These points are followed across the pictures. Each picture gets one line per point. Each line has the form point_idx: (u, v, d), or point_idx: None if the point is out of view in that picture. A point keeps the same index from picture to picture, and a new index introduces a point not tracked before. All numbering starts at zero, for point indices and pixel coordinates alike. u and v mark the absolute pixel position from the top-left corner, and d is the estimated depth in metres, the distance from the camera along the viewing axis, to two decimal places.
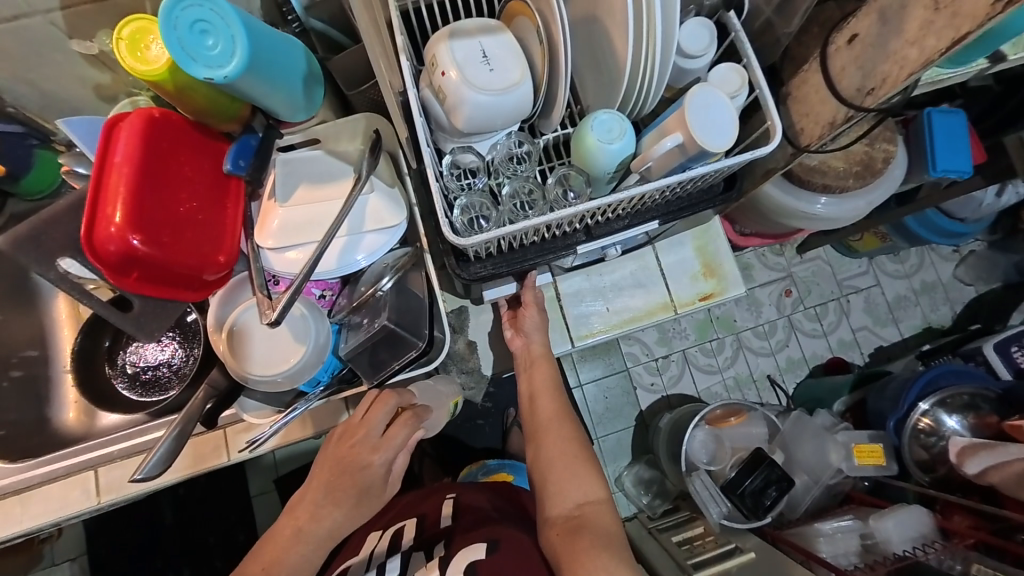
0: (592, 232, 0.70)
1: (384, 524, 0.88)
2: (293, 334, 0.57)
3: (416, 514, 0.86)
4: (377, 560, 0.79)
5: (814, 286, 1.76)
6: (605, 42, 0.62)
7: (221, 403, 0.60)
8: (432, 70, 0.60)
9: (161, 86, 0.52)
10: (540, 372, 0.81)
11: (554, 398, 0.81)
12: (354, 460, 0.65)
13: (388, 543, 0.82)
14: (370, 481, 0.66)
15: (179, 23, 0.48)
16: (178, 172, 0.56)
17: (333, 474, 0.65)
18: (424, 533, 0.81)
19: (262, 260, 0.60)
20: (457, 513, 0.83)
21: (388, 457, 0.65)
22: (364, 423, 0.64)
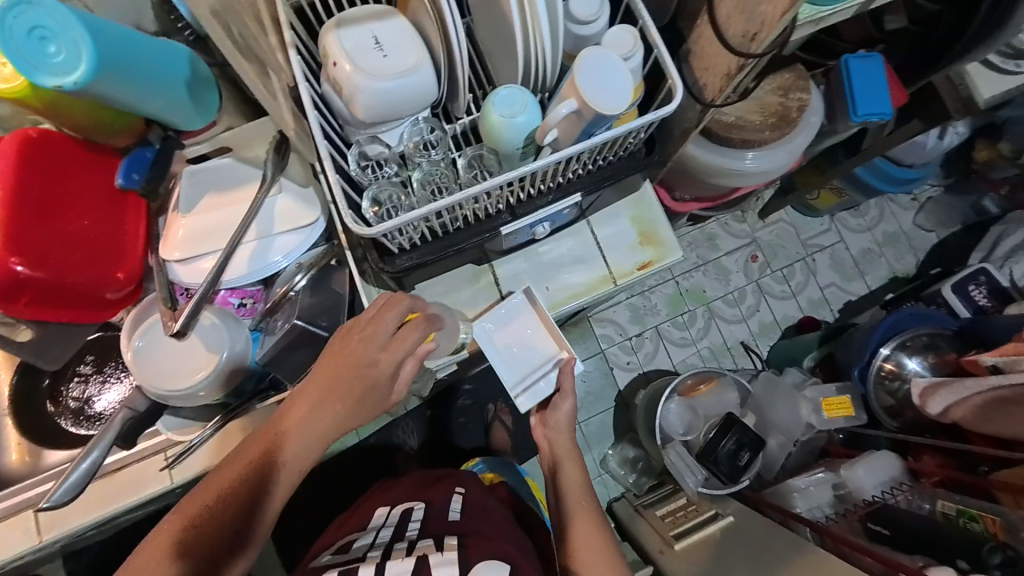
0: (516, 211, 0.70)
1: (391, 500, 0.88)
2: (205, 344, 0.58)
3: (422, 498, 0.85)
4: (384, 538, 0.76)
5: (779, 249, 1.78)
6: (498, 16, 0.61)
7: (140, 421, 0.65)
8: (325, 63, 0.59)
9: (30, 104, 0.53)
10: (570, 463, 0.80)
11: (585, 492, 0.78)
12: (363, 356, 0.59)
13: (392, 526, 0.79)
14: (381, 381, 0.60)
15: (15, 33, 0.46)
16: (70, 193, 0.66)
17: (338, 369, 0.59)
18: (429, 518, 0.79)
19: (170, 273, 0.61)
20: (465, 515, 0.80)
21: (397, 354, 0.59)
22: (374, 320, 0.59)
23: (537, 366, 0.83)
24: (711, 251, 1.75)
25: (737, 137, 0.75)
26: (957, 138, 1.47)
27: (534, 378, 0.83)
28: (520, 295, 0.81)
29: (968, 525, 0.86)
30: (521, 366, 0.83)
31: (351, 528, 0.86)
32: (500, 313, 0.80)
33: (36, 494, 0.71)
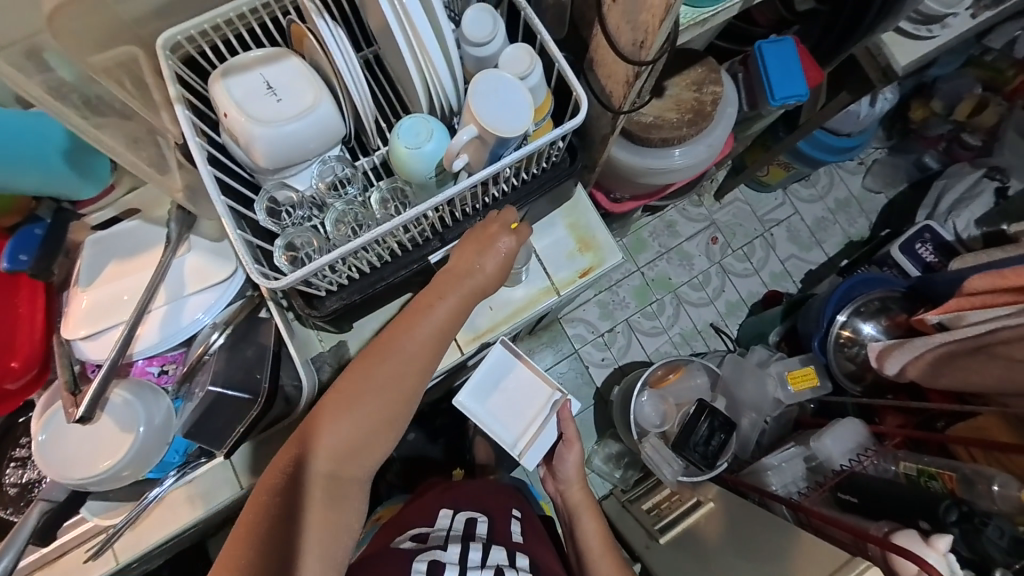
0: (444, 236, 0.69)
1: (454, 504, 0.88)
2: (119, 423, 0.57)
3: (484, 510, 0.87)
4: (460, 540, 0.77)
5: (737, 228, 1.81)
6: (392, 47, 0.60)
7: (63, 511, 0.62)
8: (218, 115, 0.58)
9: None
10: (586, 517, 0.88)
11: (607, 539, 0.85)
12: (480, 248, 0.63)
13: (463, 528, 0.81)
14: (496, 272, 0.64)
15: None
16: None
17: (471, 249, 0.63)
18: (497, 535, 0.82)
19: (76, 351, 0.59)
20: (526, 540, 0.84)
21: (513, 240, 0.64)
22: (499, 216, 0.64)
23: (535, 418, 0.89)
24: (671, 237, 1.77)
25: (656, 137, 0.75)
26: (887, 104, 1.51)
27: (535, 431, 0.89)
28: (500, 347, 0.87)
29: (927, 483, 0.89)
30: (519, 423, 0.89)
31: (415, 520, 0.85)
32: (487, 377, 0.88)
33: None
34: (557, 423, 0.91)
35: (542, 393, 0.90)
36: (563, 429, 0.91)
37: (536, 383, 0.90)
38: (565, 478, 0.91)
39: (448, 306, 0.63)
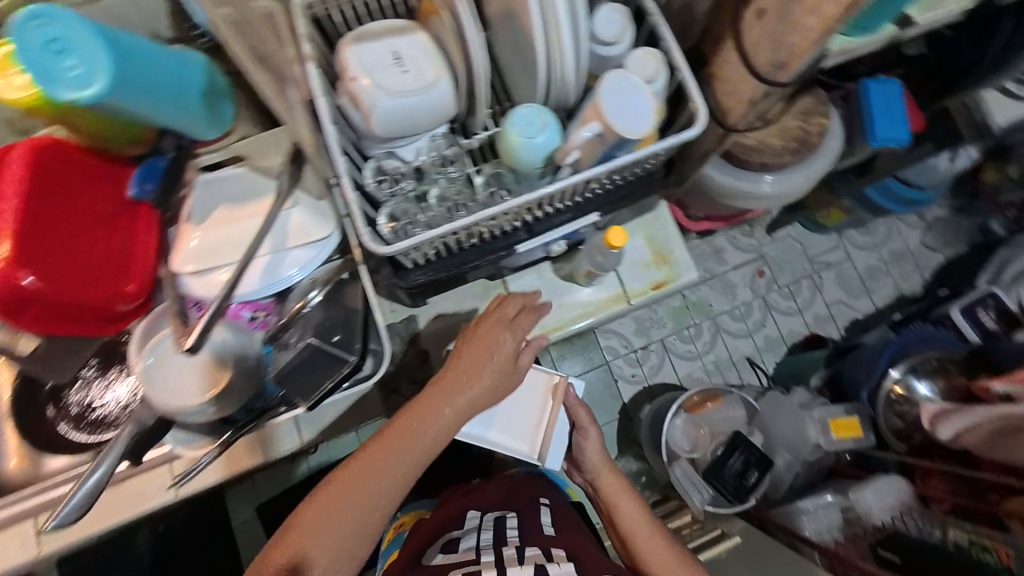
0: (533, 228, 0.70)
1: (483, 506, 0.90)
2: (217, 359, 0.58)
3: (512, 508, 0.89)
4: (494, 544, 0.80)
5: (786, 265, 1.77)
6: (516, 36, 0.60)
7: (150, 437, 0.61)
8: (342, 78, 0.59)
9: (43, 114, 0.56)
10: (624, 504, 0.87)
11: (654, 522, 0.85)
12: (483, 359, 0.67)
13: (493, 530, 0.83)
14: (500, 369, 0.68)
15: (36, 46, 0.49)
16: (86, 202, 0.67)
17: (475, 350, 0.67)
18: (529, 531, 0.83)
19: (182, 285, 0.61)
20: (560, 533, 0.84)
21: (515, 339, 0.69)
22: (500, 315, 0.70)
23: (542, 418, 0.85)
24: (717, 264, 1.75)
25: (756, 161, 0.75)
26: (966, 161, 1.47)
27: (549, 430, 0.84)
28: None
29: (980, 555, 0.85)
30: (527, 432, 0.84)
31: (446, 527, 0.88)
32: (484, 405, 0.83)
33: (44, 502, 0.70)
34: (564, 412, 0.88)
35: (536, 386, 0.85)
36: (574, 417, 0.90)
37: (530, 381, 0.85)
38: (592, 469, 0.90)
39: (452, 405, 0.66)
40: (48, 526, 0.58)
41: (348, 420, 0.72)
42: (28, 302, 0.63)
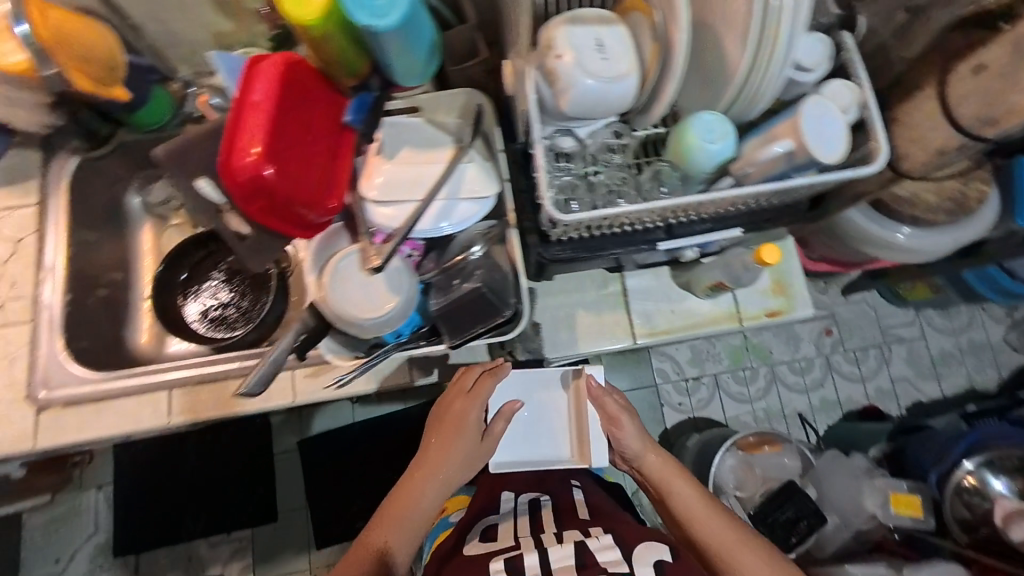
0: (673, 231, 0.72)
1: (516, 487, 0.87)
2: (388, 286, 0.58)
3: (546, 490, 0.86)
4: (530, 531, 0.78)
5: (856, 330, 1.73)
6: (712, 45, 0.63)
7: (311, 339, 0.62)
8: (544, 53, 0.61)
9: (308, 32, 0.55)
10: (677, 485, 0.79)
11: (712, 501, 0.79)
12: (455, 433, 0.74)
13: (529, 515, 0.81)
14: (472, 434, 0.75)
15: None
16: (310, 110, 0.57)
17: (447, 426, 0.74)
18: (566, 516, 0.80)
19: (365, 211, 0.62)
20: (597, 515, 0.81)
21: (480, 406, 0.74)
22: (466, 387, 0.75)
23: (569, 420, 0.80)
24: None
25: (908, 213, 0.76)
26: None
27: (581, 431, 0.78)
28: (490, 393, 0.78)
29: None
30: (557, 440, 0.80)
31: (483, 511, 0.84)
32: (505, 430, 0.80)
33: (173, 377, 0.75)
34: (590, 405, 0.78)
35: (556, 388, 0.79)
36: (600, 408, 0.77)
37: (546, 391, 0.80)
38: (637, 456, 0.81)
39: (436, 471, 0.74)
40: (241, 392, 0.60)
41: (455, 368, 0.76)
42: (270, 194, 0.52)
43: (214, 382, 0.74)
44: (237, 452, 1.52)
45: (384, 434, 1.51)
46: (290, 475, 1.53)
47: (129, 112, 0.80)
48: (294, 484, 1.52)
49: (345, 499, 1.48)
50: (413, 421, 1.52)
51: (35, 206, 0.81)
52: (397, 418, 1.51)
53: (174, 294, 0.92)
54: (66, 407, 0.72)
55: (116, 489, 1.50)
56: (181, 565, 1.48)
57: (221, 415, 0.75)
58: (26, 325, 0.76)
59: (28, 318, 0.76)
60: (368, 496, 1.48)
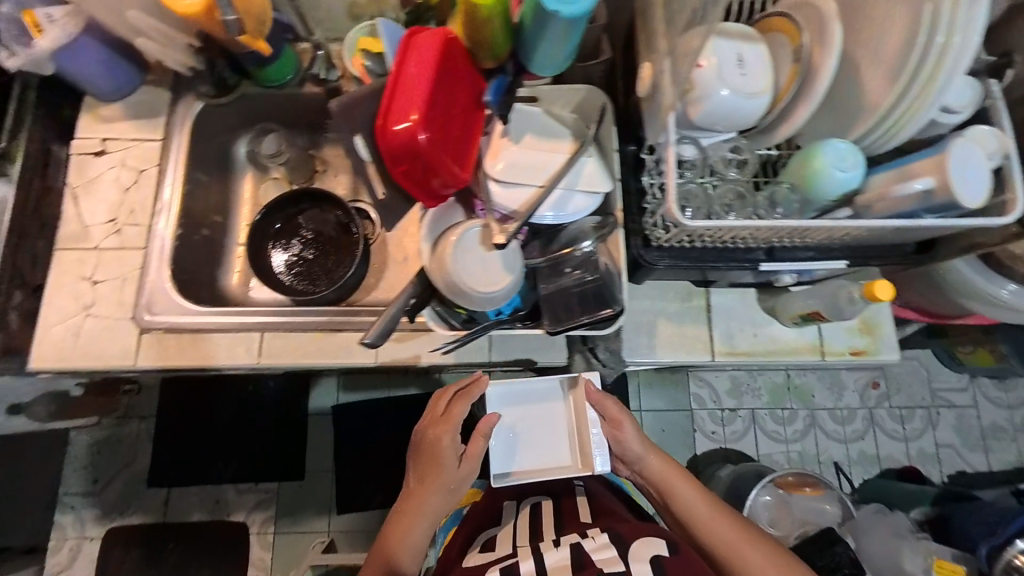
0: (775, 253, 0.71)
1: (517, 495, 0.90)
2: (503, 264, 0.59)
3: (548, 493, 0.89)
4: (528, 537, 0.78)
5: (904, 387, 1.67)
6: (850, 75, 0.63)
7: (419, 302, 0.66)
8: (683, 59, 0.61)
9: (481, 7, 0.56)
10: (680, 484, 0.79)
11: (713, 497, 0.79)
12: (434, 460, 0.77)
13: (527, 524, 0.82)
14: (451, 458, 0.77)
15: None
16: (458, 83, 0.59)
17: (427, 451, 0.78)
18: (567, 520, 0.81)
19: (487, 189, 0.63)
20: (598, 516, 0.81)
21: (454, 430, 0.77)
22: (445, 414, 0.79)
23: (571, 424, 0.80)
24: None
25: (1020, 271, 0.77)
26: None
27: (583, 437, 0.78)
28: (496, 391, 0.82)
29: None
30: (561, 443, 0.80)
31: (484, 524, 0.87)
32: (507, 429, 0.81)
33: (271, 321, 0.79)
34: (591, 408, 0.77)
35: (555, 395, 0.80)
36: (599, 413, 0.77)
37: (545, 398, 0.81)
38: (636, 462, 0.80)
39: (419, 495, 0.77)
40: (365, 342, 0.62)
41: (536, 354, 0.76)
42: (418, 157, 0.54)
43: (303, 331, 0.78)
44: (274, 407, 1.57)
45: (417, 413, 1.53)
46: (321, 438, 1.57)
47: (261, 68, 0.84)
48: (324, 446, 1.56)
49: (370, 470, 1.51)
50: None
51: (159, 142, 0.86)
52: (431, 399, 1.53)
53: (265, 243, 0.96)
54: (168, 333, 0.77)
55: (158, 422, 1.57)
56: (207, 506, 1.54)
57: (305, 363, 0.78)
58: (140, 251, 0.81)
59: (142, 245, 0.81)
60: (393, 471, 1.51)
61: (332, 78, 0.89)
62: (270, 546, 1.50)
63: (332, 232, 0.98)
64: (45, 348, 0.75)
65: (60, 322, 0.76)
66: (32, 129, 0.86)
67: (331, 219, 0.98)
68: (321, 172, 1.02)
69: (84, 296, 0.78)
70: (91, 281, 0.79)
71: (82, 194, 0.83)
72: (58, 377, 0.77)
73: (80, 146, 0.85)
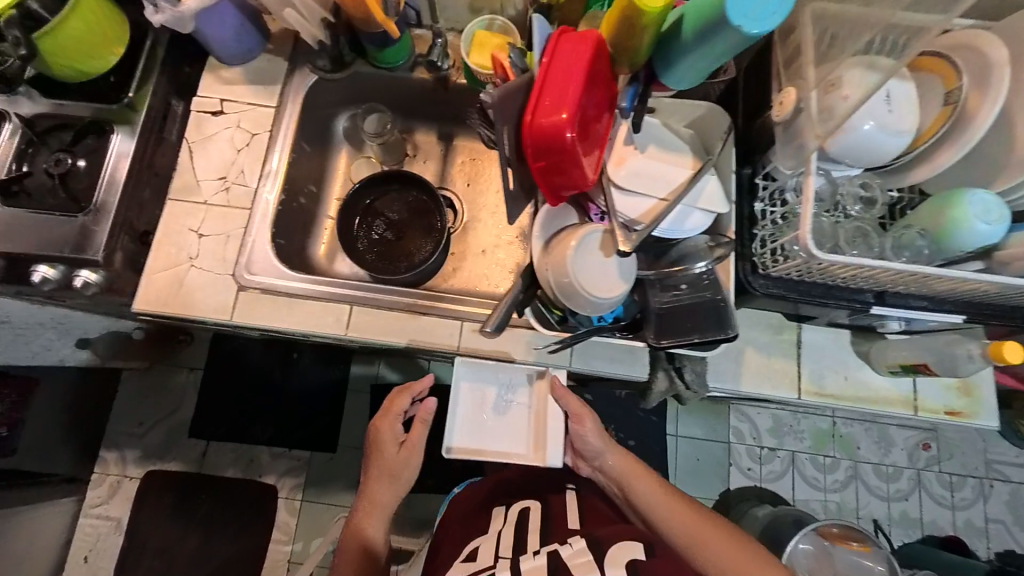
0: (886, 297, 0.69)
1: (505, 500, 0.84)
2: (619, 272, 0.59)
3: (537, 497, 0.83)
4: (512, 545, 0.73)
5: (958, 453, 1.58)
6: (1001, 125, 0.60)
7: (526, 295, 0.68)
8: (823, 87, 0.58)
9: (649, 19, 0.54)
10: (639, 482, 0.80)
11: (677, 496, 0.79)
12: (379, 455, 0.88)
13: (514, 529, 0.77)
14: (395, 450, 0.88)
15: None
16: (602, 85, 0.59)
17: (376, 447, 0.89)
18: (555, 524, 0.76)
19: (609, 195, 0.63)
20: (589, 523, 0.77)
21: (395, 423, 0.89)
22: (387, 414, 0.90)
23: (533, 415, 0.76)
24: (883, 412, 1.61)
25: None
26: None
27: (543, 427, 0.75)
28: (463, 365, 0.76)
29: None
30: (519, 432, 0.76)
31: (465, 532, 0.82)
32: (463, 407, 0.75)
33: (359, 295, 0.82)
34: (554, 402, 0.75)
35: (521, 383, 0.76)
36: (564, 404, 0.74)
37: (510, 382, 0.77)
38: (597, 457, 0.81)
39: (374, 485, 0.88)
40: (486, 326, 0.64)
41: (618, 367, 0.74)
42: (565, 153, 0.54)
43: (390, 310, 0.81)
44: (316, 377, 1.60)
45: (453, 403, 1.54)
46: (356, 414, 1.59)
47: (379, 49, 0.86)
48: (359, 422, 1.59)
49: None
50: None
51: (273, 108, 0.89)
52: None
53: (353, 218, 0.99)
54: (262, 292, 0.80)
55: (205, 374, 1.63)
56: (241, 464, 1.58)
57: (387, 341, 0.80)
58: (245, 211, 0.84)
59: (247, 205, 0.84)
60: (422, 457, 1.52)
61: (444, 65, 0.90)
62: (296, 512, 1.54)
63: (416, 216, 0.99)
64: (150, 292, 0.79)
65: (167, 268, 0.80)
66: (159, 82, 0.90)
67: (416, 203, 1.00)
68: (412, 156, 1.04)
69: (190, 246, 0.82)
70: (197, 233, 0.82)
71: (197, 149, 0.87)
72: (156, 320, 0.81)
73: (200, 103, 0.89)
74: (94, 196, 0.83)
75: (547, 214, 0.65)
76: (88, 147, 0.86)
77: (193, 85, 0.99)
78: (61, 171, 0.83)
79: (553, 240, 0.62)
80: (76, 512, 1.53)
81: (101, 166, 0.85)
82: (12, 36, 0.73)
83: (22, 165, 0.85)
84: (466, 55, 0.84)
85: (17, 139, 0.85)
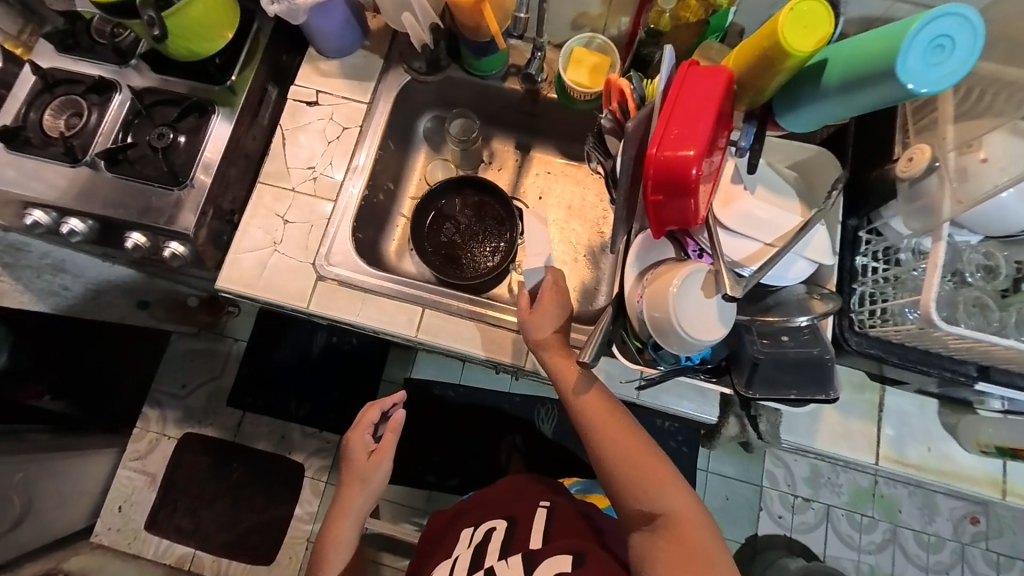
0: (993, 374, 0.64)
1: (475, 521, 0.79)
2: (719, 315, 0.58)
3: (508, 516, 0.77)
4: (468, 567, 0.70)
5: (1008, 531, 1.49)
6: None
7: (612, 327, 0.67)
8: (959, 149, 0.56)
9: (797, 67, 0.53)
10: (569, 380, 0.68)
11: (606, 401, 0.67)
12: (347, 465, 0.89)
13: (476, 549, 0.72)
14: (365, 459, 0.88)
15: (922, 46, 0.47)
16: (725, 121, 0.57)
17: (348, 457, 0.89)
18: (515, 542, 0.70)
19: (714, 235, 0.61)
20: (551, 538, 0.69)
21: (362, 436, 0.89)
22: (356, 427, 0.90)
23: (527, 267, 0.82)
24: None
25: None
26: None
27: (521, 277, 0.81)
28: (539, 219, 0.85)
29: None
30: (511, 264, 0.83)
31: (432, 556, 0.80)
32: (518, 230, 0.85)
33: (431, 299, 0.83)
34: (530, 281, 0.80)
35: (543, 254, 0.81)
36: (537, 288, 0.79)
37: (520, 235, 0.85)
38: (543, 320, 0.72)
39: (357, 486, 0.87)
40: (578, 359, 0.63)
41: (691, 405, 0.73)
42: (686, 189, 0.53)
43: (459, 318, 0.82)
44: (354, 365, 1.62)
45: (484, 405, 1.54)
46: None
47: (477, 57, 0.86)
48: None
49: (428, 452, 1.52)
50: (517, 409, 1.53)
51: (365, 104, 0.91)
52: (504, 400, 1.53)
53: (426, 217, 0.99)
54: (339, 285, 0.82)
55: (248, 345, 1.67)
56: (273, 438, 1.62)
57: (456, 348, 0.81)
58: (330, 203, 0.86)
59: (332, 198, 0.86)
60: (448, 457, 1.52)
61: (539, 79, 0.90)
62: (320, 493, 1.57)
63: (486, 221, 0.99)
64: (234, 272, 0.81)
65: (252, 251, 0.83)
66: (260, 67, 0.93)
67: (488, 210, 1.00)
68: (487, 163, 1.04)
69: (275, 232, 0.84)
70: (282, 219, 0.85)
71: (290, 137, 0.89)
72: (235, 299, 0.83)
73: (297, 92, 0.90)
74: (190, 171, 0.86)
75: (644, 245, 0.65)
76: (190, 125, 0.90)
77: (288, 73, 1.01)
78: (164, 145, 0.86)
79: (651, 274, 0.61)
80: (114, 464, 1.59)
81: (199, 144, 0.88)
82: (147, 17, 0.73)
83: (127, 135, 0.89)
84: (563, 71, 0.83)
85: (125, 110, 0.89)
